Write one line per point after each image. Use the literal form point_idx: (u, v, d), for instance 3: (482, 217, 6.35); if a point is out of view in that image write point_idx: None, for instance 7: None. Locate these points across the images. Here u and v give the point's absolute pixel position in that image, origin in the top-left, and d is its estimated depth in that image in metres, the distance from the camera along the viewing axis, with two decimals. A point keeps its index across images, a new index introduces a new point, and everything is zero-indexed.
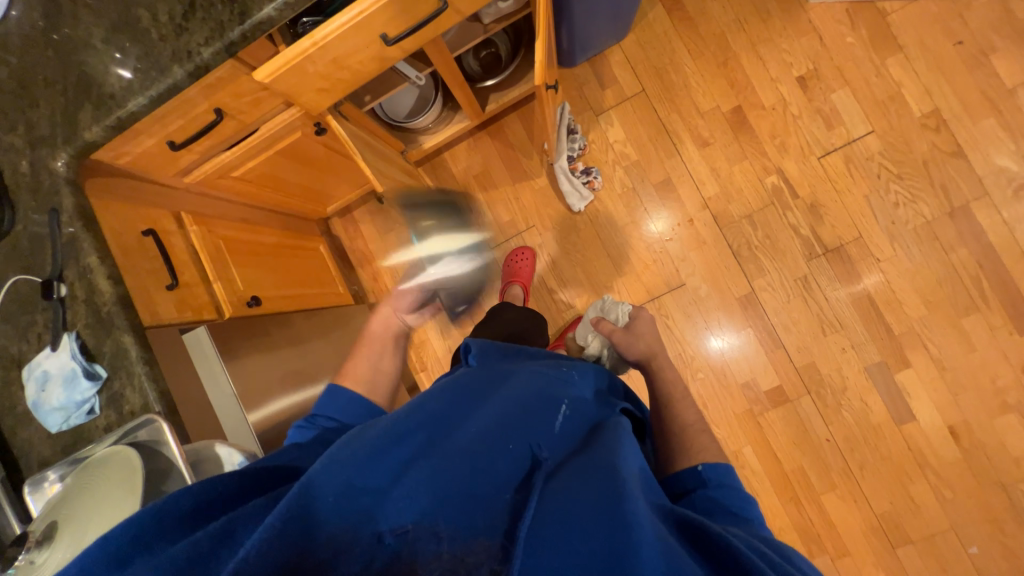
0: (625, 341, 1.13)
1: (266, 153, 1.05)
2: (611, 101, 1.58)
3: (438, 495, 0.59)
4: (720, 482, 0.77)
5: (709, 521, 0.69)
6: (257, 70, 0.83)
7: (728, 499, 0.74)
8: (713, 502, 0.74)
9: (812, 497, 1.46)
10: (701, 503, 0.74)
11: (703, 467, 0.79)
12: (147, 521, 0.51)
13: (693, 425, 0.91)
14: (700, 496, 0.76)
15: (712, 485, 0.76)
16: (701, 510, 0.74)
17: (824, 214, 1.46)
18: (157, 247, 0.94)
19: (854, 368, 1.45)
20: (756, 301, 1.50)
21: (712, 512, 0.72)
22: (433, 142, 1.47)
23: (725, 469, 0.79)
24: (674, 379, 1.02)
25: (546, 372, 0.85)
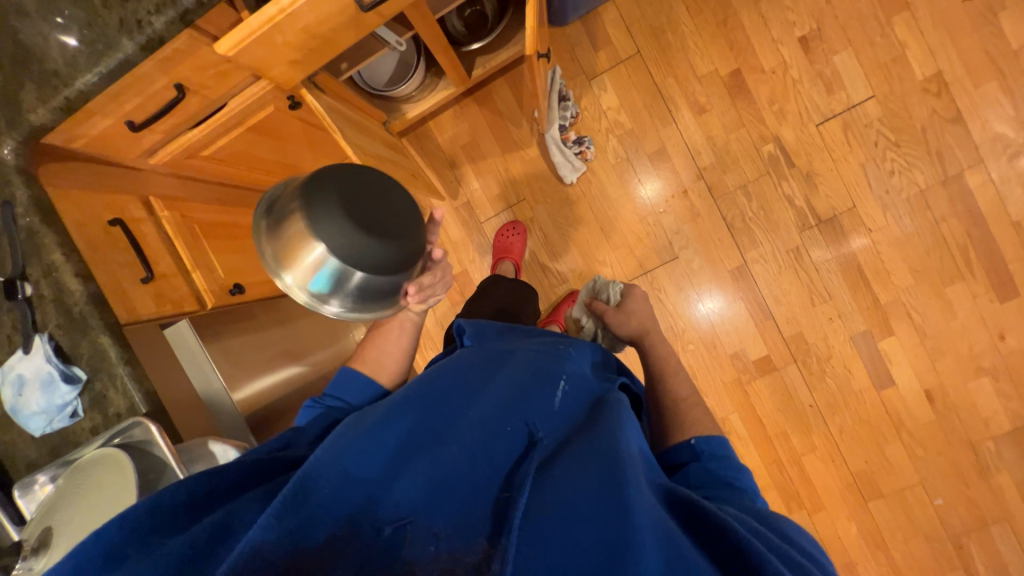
0: (616, 319, 1.13)
1: (236, 130, 0.97)
2: (604, 64, 1.50)
3: (438, 485, 0.57)
4: (714, 454, 0.78)
5: (704, 494, 0.72)
6: (220, 41, 0.75)
7: (723, 472, 0.76)
8: (707, 475, 0.75)
9: (794, 458, 1.53)
10: (694, 475, 0.77)
11: (696, 440, 0.80)
12: (143, 516, 0.50)
13: (686, 399, 0.92)
14: (695, 469, 0.77)
15: (706, 457, 0.78)
16: (694, 482, 0.76)
17: (819, 183, 1.44)
18: (127, 237, 0.88)
19: (840, 336, 1.48)
20: (747, 273, 1.50)
21: (706, 485, 0.74)
22: (417, 113, 1.39)
23: (720, 442, 0.80)
24: (665, 355, 1.02)
25: (545, 349, 0.82)
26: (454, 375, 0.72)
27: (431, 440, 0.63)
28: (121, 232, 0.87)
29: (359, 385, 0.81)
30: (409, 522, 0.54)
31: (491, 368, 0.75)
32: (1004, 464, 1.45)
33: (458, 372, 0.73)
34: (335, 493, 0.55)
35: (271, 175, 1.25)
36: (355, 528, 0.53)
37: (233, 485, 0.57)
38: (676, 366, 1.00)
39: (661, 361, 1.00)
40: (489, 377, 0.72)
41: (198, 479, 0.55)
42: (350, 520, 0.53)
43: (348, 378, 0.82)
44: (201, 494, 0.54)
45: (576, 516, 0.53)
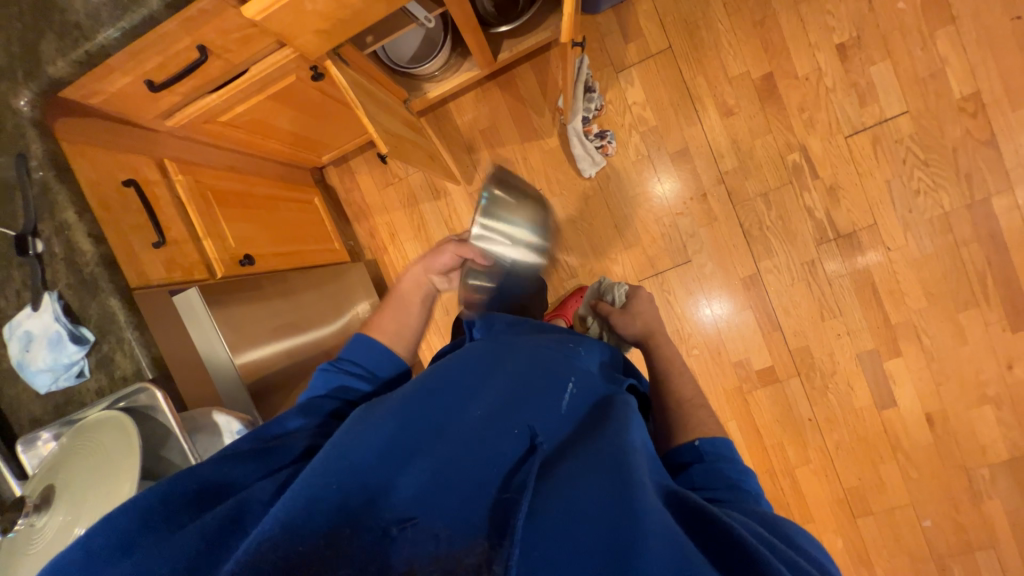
0: (621, 320, 1.13)
1: (257, 97, 0.95)
2: (633, 57, 1.46)
3: (441, 478, 0.57)
4: (717, 454, 0.77)
5: (710, 496, 0.71)
6: (247, 5, 0.72)
7: (727, 472, 0.75)
8: (711, 475, 0.74)
9: (787, 470, 1.54)
10: (697, 475, 0.76)
11: (700, 441, 0.79)
12: (154, 504, 0.51)
13: (691, 400, 0.90)
14: (699, 469, 0.76)
15: (709, 458, 0.77)
16: (698, 482, 0.75)
17: (841, 197, 1.41)
18: (141, 200, 0.86)
19: (847, 353, 1.47)
20: (759, 282, 1.48)
21: (709, 486, 0.73)
22: (439, 93, 1.36)
23: (724, 442, 0.79)
24: (671, 357, 1.02)
25: (553, 346, 0.81)
26: (460, 367, 0.71)
27: (437, 434, 0.62)
28: (135, 193, 0.86)
29: (383, 361, 0.80)
30: (411, 515, 0.53)
31: (499, 363, 0.74)
32: (997, 492, 1.45)
33: (464, 365, 0.72)
34: (338, 482, 0.55)
35: (286, 146, 1.23)
36: (357, 518, 0.53)
37: (243, 475, 0.58)
38: (682, 368, 0.99)
39: (667, 363, 1.00)
40: (497, 373, 0.71)
41: (210, 469, 0.56)
42: (351, 509, 0.53)
43: (369, 352, 0.80)
44: (211, 484, 0.55)
45: (579, 518, 0.52)
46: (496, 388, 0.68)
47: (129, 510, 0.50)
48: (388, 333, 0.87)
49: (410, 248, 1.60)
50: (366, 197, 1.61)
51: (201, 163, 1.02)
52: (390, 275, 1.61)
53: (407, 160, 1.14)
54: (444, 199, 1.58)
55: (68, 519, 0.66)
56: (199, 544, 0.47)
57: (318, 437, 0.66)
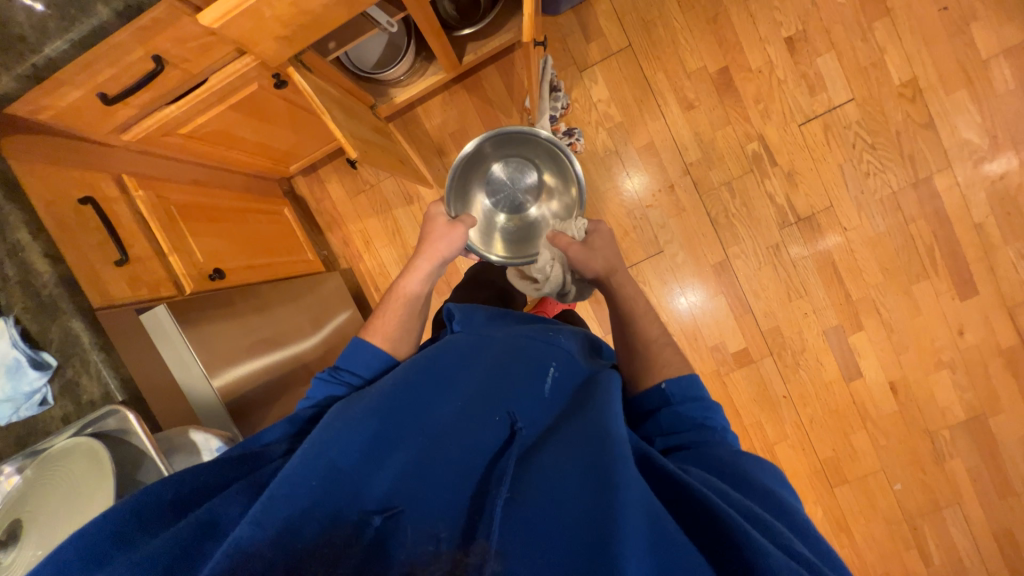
0: (581, 254, 1.02)
1: (218, 107, 0.93)
2: (596, 56, 1.49)
3: (425, 472, 0.57)
4: (683, 395, 0.77)
5: (680, 442, 0.71)
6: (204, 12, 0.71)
7: (693, 415, 0.75)
8: (680, 421, 0.74)
9: (767, 447, 1.60)
10: (663, 418, 0.76)
11: (665, 384, 0.78)
12: (125, 516, 0.51)
13: (657, 340, 0.89)
14: (667, 413, 0.76)
15: (676, 400, 0.77)
16: (667, 427, 0.75)
17: (800, 182, 1.48)
18: (99, 217, 0.83)
19: (814, 330, 1.54)
20: (729, 268, 1.54)
21: (675, 431, 0.74)
22: (406, 97, 1.36)
23: (690, 381, 0.79)
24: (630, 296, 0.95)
25: (533, 333, 0.81)
26: (436, 360, 0.71)
27: (417, 428, 0.62)
28: (93, 212, 0.83)
29: (378, 367, 0.78)
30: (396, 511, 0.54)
31: (477, 355, 0.74)
32: (958, 451, 1.54)
33: (442, 358, 0.72)
34: (318, 484, 0.55)
35: (251, 157, 1.21)
36: (342, 519, 0.53)
37: (221, 477, 0.58)
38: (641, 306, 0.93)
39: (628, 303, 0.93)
40: (475, 364, 0.71)
41: (182, 477, 0.56)
42: (337, 512, 0.53)
43: (362, 356, 0.77)
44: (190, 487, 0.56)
45: (561, 502, 0.53)
46: (478, 380, 0.68)
47: (103, 526, 0.50)
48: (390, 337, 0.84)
49: (385, 254, 1.59)
50: (338, 205, 1.59)
51: (161, 178, 0.99)
52: (368, 282, 1.59)
53: (379, 166, 1.14)
54: (417, 202, 1.57)
55: (40, 554, 0.63)
56: (173, 552, 0.48)
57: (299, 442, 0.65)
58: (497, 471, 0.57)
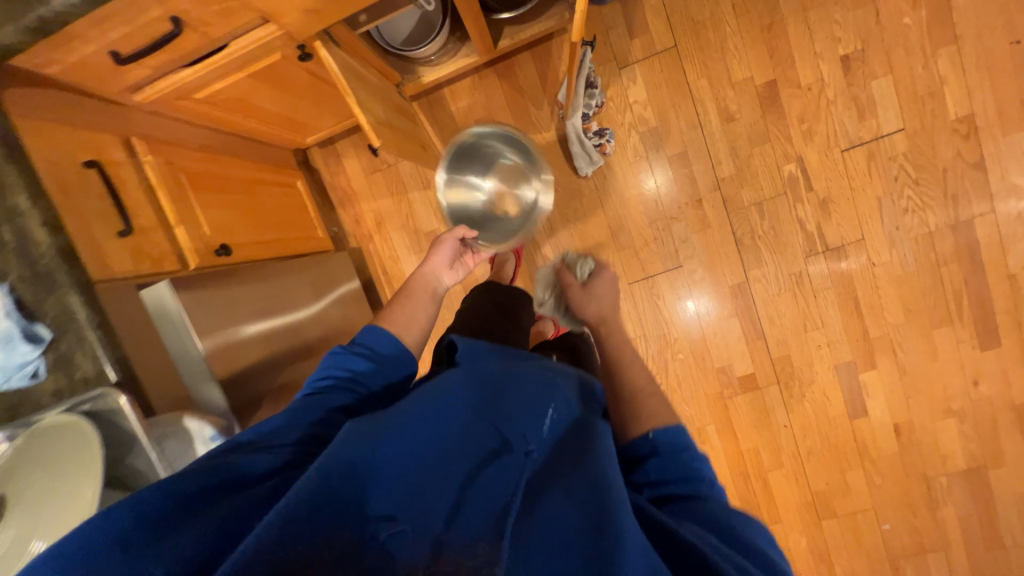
0: (579, 297, 1.09)
1: (236, 73, 0.88)
2: (637, 53, 1.41)
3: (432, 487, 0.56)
4: (671, 446, 0.72)
5: (669, 496, 0.68)
6: None
7: (682, 466, 0.71)
8: (668, 472, 0.70)
9: (760, 473, 1.59)
10: (652, 467, 0.72)
11: (653, 433, 0.74)
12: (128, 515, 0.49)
13: (643, 389, 0.84)
14: (656, 461, 0.72)
15: (664, 451, 0.72)
16: (655, 476, 0.70)
17: (834, 211, 1.42)
18: (104, 183, 0.79)
19: (825, 364, 1.50)
20: (747, 291, 1.49)
21: (665, 483, 0.70)
22: (435, 77, 1.29)
23: (676, 429, 0.74)
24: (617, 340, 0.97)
25: (547, 367, 0.80)
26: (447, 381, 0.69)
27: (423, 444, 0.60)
28: (97, 177, 0.79)
29: (391, 355, 0.76)
30: (399, 524, 0.52)
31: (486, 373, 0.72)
32: (951, 499, 1.53)
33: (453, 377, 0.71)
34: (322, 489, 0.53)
35: (268, 125, 1.15)
36: (343, 521, 0.51)
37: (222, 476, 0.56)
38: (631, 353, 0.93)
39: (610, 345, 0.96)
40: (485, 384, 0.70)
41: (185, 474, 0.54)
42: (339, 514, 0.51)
43: (377, 342, 0.76)
44: (200, 475, 0.54)
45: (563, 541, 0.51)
46: (493, 399, 0.66)
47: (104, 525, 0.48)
48: (397, 324, 0.83)
49: (396, 239, 1.54)
50: (352, 182, 1.54)
51: (172, 142, 0.95)
52: (376, 266, 1.56)
53: (402, 152, 1.08)
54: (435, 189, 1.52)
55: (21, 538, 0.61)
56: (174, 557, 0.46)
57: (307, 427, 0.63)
58: (503, 496, 0.56)
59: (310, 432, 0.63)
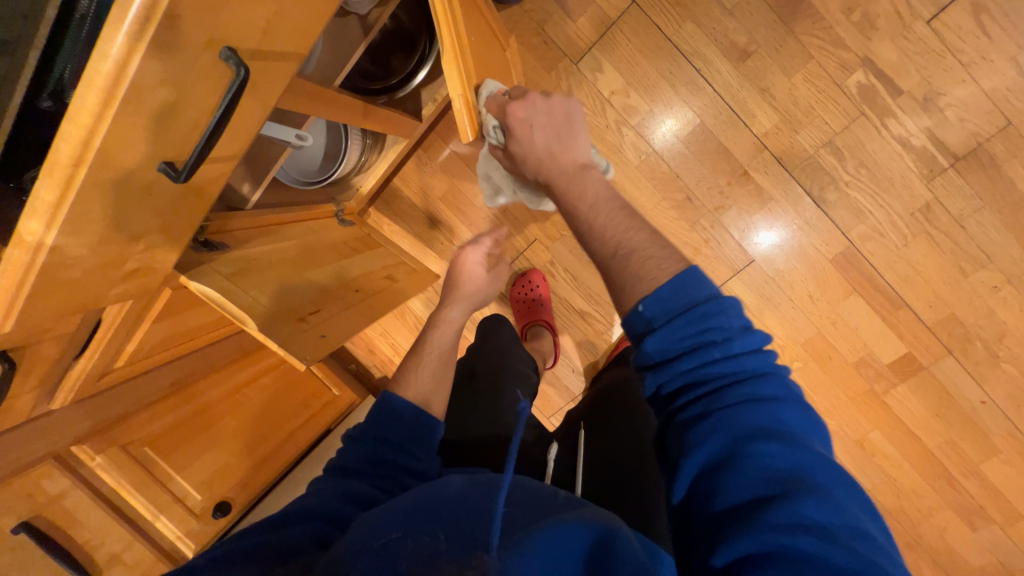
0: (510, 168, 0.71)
1: (141, 328, 0.72)
2: (590, 35, 1.10)
3: (394, 510, 0.48)
4: (688, 310, 0.46)
5: (725, 404, 0.44)
6: None
7: (795, 447, 0.41)
8: (776, 445, 0.41)
9: (970, 470, 1.17)
10: (653, 354, 0.47)
11: (643, 305, 0.48)
12: None
13: (632, 244, 0.54)
14: (709, 426, 0.44)
15: (714, 361, 0.45)
16: (661, 358, 0.47)
17: (946, 106, 1.00)
18: (45, 540, 0.68)
19: (1013, 306, 1.06)
20: (858, 257, 1.10)
21: (749, 508, 0.40)
22: (371, 183, 1.11)
23: (691, 279, 0.48)
24: (603, 229, 0.56)
25: (556, 511, 0.49)
26: (412, 499, 0.50)
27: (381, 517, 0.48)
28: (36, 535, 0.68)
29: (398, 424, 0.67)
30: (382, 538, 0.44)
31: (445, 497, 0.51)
32: None
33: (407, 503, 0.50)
34: None
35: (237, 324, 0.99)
36: None
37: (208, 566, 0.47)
38: (630, 225, 0.56)
39: (591, 223, 0.57)
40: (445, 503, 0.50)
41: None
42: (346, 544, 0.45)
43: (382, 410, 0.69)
44: (237, 555, 0.49)
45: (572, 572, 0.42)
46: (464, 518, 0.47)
47: None
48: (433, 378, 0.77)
49: None
50: None
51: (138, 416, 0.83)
52: None
53: (371, 320, 0.82)
54: (431, 289, 1.31)
55: None
56: None
57: (328, 496, 0.57)
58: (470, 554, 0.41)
59: (328, 506, 0.55)
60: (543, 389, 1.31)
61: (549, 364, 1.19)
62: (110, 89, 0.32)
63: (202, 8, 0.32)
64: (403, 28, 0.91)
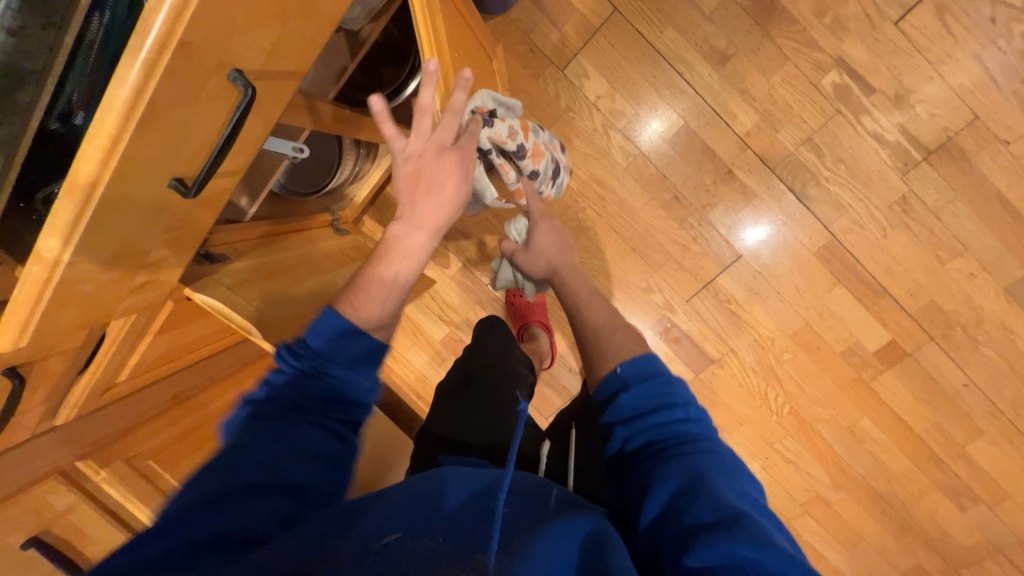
0: (524, 260, 0.81)
1: (144, 342, 0.73)
2: (575, 42, 1.13)
3: (390, 507, 0.45)
4: (645, 378, 0.55)
5: (684, 453, 0.48)
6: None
7: (745, 494, 0.45)
8: (732, 484, 0.45)
9: (957, 452, 1.21)
10: (625, 411, 0.54)
11: (621, 367, 0.56)
12: None
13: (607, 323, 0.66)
14: (675, 462, 0.47)
15: (673, 420, 0.51)
16: (629, 415, 0.53)
17: (917, 102, 1.04)
18: None
19: (990, 292, 1.11)
20: (841, 250, 1.14)
21: (719, 524, 0.40)
22: (365, 192, 1.13)
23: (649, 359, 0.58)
24: (596, 310, 0.69)
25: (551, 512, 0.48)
26: (400, 496, 0.47)
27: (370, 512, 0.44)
28: None
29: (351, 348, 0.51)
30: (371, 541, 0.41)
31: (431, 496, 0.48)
32: None
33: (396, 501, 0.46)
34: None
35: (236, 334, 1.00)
36: None
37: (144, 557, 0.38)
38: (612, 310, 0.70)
39: (580, 305, 0.71)
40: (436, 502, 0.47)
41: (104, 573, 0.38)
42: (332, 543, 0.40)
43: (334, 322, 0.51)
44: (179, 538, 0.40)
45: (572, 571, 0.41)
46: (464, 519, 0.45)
47: None
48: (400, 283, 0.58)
49: (413, 359, 1.36)
50: None
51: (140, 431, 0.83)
52: (405, 398, 1.36)
53: None
54: (428, 294, 1.33)
55: None
56: None
57: (276, 447, 0.46)
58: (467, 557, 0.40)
59: (284, 471, 0.45)
60: (541, 390, 1.33)
61: (545, 365, 1.21)
62: (127, 115, 0.34)
63: (211, 35, 0.34)
64: (393, 41, 0.94)
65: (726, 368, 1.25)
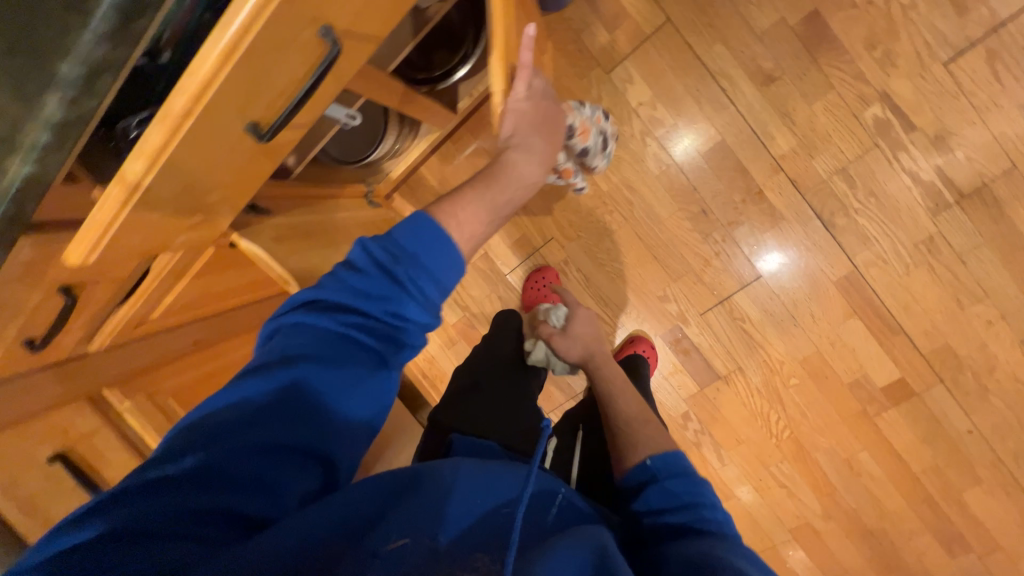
0: (562, 344, 0.90)
1: (181, 282, 0.76)
2: (624, 47, 1.15)
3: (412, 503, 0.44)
4: (675, 475, 0.60)
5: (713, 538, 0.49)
6: (69, 250, 0.46)
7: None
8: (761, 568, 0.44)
9: (952, 497, 1.21)
10: (652, 503, 0.57)
11: (651, 458, 0.62)
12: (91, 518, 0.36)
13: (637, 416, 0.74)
14: (702, 540, 0.47)
15: (701, 514, 0.54)
16: (656, 508, 0.57)
17: (955, 145, 1.05)
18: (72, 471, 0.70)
19: (1005, 341, 1.11)
20: (861, 282, 1.14)
21: None
22: (401, 169, 1.16)
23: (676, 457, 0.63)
24: (625, 401, 0.77)
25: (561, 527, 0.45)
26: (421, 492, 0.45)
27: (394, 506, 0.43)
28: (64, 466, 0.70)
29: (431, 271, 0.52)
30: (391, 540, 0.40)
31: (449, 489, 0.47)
32: None
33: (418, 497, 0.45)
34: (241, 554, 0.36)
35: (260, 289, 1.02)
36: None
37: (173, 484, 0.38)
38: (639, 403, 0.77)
39: (610, 392, 0.80)
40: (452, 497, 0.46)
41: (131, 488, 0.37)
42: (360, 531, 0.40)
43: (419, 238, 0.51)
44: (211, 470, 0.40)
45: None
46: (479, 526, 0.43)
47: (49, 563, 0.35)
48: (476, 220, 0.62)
49: None
50: None
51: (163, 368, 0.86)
52: (412, 375, 1.38)
53: None
54: None
55: None
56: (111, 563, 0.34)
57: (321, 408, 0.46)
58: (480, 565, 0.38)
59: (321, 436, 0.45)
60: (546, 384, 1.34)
61: None
62: (226, 52, 0.36)
63: None
64: (450, 25, 0.95)
65: (732, 385, 1.25)
